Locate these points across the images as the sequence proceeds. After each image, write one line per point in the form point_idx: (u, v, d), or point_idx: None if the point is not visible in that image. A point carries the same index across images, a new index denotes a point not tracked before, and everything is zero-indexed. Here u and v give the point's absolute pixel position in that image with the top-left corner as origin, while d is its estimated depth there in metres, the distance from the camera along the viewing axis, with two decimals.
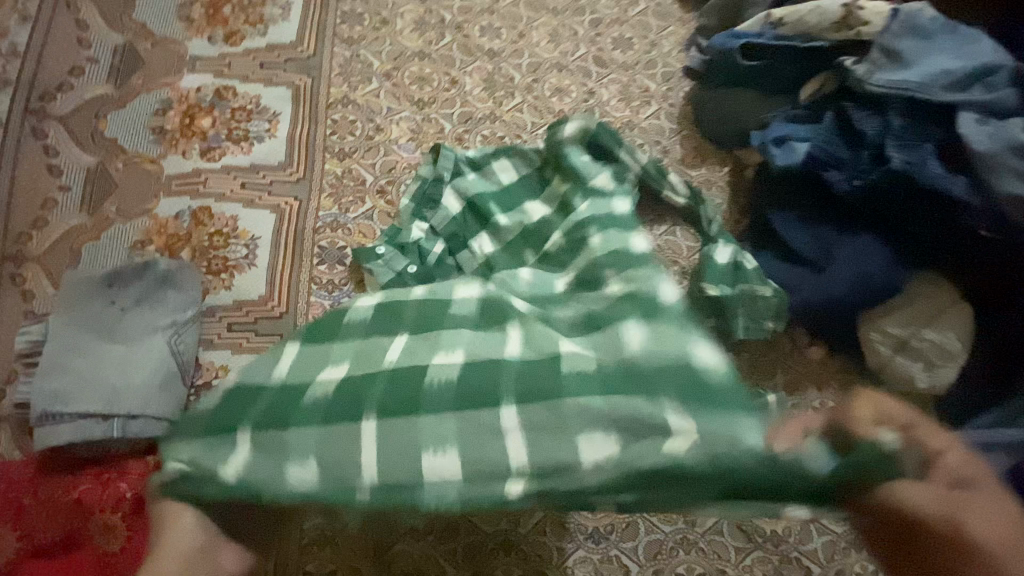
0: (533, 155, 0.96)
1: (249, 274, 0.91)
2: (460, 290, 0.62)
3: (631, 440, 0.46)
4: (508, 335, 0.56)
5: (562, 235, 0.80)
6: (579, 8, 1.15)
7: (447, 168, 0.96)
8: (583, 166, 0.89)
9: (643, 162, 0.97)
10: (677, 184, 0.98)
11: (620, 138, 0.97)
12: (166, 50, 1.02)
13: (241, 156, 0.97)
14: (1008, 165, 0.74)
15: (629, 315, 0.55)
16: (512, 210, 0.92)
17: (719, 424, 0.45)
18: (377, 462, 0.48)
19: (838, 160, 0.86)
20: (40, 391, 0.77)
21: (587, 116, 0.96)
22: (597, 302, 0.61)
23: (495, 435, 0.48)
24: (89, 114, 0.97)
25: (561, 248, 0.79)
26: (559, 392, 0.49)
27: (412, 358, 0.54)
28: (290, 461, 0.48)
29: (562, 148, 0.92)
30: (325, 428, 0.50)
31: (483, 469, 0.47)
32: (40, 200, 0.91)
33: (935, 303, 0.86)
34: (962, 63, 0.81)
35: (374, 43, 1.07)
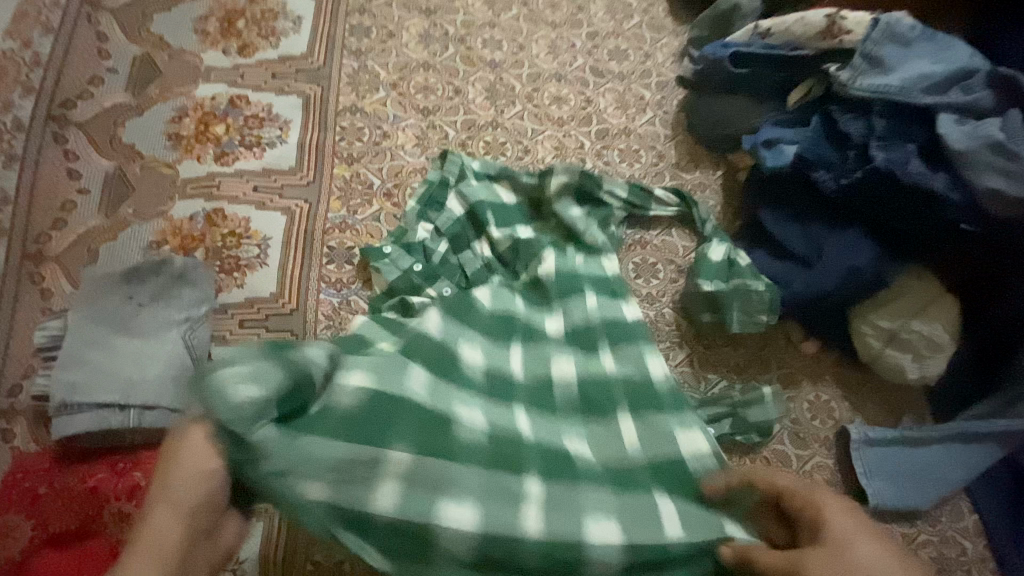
0: (527, 182, 1.01)
1: (261, 272, 0.94)
2: (469, 349, 0.76)
3: (631, 524, 0.62)
4: (519, 413, 0.72)
5: (558, 277, 0.88)
6: (576, 22, 1.21)
7: (453, 172, 1.01)
8: (576, 222, 0.96)
9: (624, 197, 1.02)
10: (665, 197, 1.03)
11: (602, 179, 1.01)
12: (182, 61, 1.07)
13: (254, 161, 1.01)
14: (986, 162, 0.79)
15: (618, 411, 0.76)
16: (506, 225, 0.96)
17: (697, 516, 0.64)
18: (403, 499, 0.57)
19: (826, 160, 0.89)
20: (59, 381, 0.79)
21: (570, 166, 1.00)
22: (582, 381, 0.78)
23: (524, 505, 0.61)
24: (108, 121, 1.01)
25: (548, 282, 0.87)
26: (577, 478, 0.66)
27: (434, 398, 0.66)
28: (311, 478, 0.55)
29: (553, 202, 0.98)
30: (350, 447, 0.57)
31: (500, 532, 0.58)
32: (60, 202, 0.95)
33: (922, 294, 0.89)
34: (940, 68, 0.86)
35: (381, 54, 1.12)
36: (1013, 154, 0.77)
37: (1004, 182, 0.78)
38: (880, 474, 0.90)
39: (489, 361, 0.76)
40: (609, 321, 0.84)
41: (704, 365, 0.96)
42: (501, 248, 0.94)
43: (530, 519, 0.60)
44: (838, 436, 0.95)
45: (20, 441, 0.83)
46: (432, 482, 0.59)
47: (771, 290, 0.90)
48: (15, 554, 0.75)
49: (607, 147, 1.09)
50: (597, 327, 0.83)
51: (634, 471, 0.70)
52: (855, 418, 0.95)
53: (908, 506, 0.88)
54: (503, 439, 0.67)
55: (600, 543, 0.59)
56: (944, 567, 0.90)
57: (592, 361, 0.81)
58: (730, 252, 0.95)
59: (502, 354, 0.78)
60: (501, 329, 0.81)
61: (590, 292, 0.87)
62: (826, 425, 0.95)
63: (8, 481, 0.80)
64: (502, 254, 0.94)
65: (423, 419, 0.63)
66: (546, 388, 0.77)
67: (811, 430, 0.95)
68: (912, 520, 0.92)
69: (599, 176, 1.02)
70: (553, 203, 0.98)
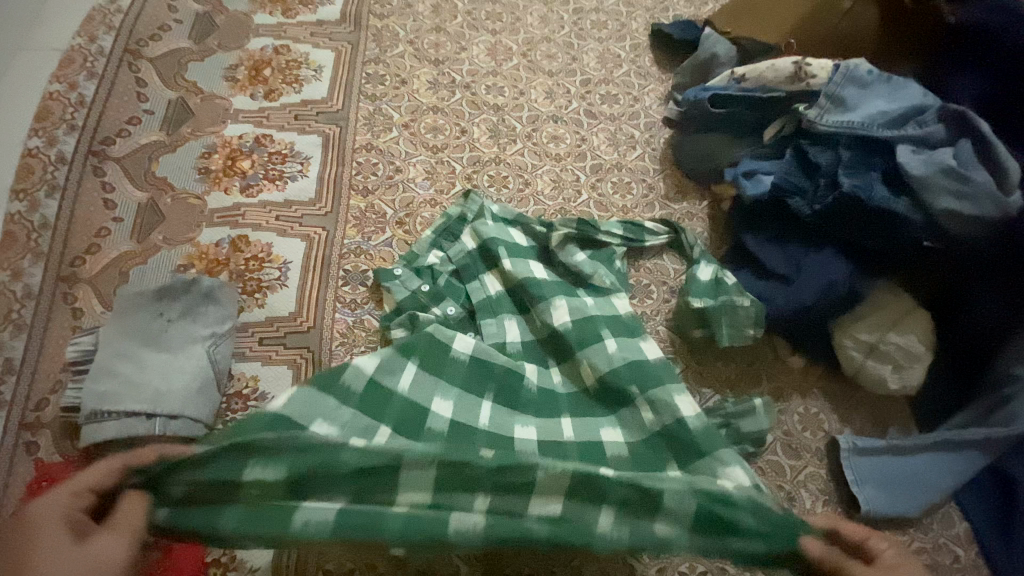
0: (536, 226, 1.09)
1: (281, 293, 1.01)
2: (519, 430, 0.85)
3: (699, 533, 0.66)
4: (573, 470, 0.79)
5: (574, 326, 0.94)
6: (570, 71, 1.33)
7: (472, 211, 1.09)
8: (584, 265, 1.03)
9: (621, 234, 1.10)
10: (655, 228, 1.11)
11: (597, 223, 1.09)
12: (213, 104, 1.17)
13: (276, 192, 1.09)
14: (941, 185, 0.88)
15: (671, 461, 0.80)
16: (518, 259, 1.02)
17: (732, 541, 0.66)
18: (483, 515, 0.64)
19: (800, 188, 0.99)
20: (90, 391, 0.84)
21: (566, 218, 1.09)
22: (636, 429, 0.85)
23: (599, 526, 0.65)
24: (144, 157, 1.10)
25: (569, 335, 0.93)
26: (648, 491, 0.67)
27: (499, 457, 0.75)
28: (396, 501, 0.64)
29: (564, 248, 1.05)
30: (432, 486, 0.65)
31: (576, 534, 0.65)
32: (96, 229, 1.02)
33: (896, 310, 0.96)
34: (896, 106, 0.97)
35: (395, 99, 1.23)
36: (964, 178, 0.87)
37: (959, 203, 0.87)
38: (870, 481, 0.94)
39: (540, 433, 0.85)
40: (634, 368, 0.88)
41: (699, 381, 1.01)
42: (513, 278, 1.00)
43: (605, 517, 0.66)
44: (829, 446, 0.99)
45: (44, 453, 0.86)
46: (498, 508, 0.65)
47: (756, 305, 0.96)
48: None
49: (601, 180, 1.19)
50: (626, 376, 0.87)
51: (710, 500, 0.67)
52: (844, 429, 1.00)
53: (900, 512, 0.91)
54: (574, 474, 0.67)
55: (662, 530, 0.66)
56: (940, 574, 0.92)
57: (634, 414, 0.86)
58: (716, 276, 1.02)
59: (543, 425, 0.86)
60: (539, 407, 0.88)
61: (608, 336, 0.92)
62: (817, 436, 1.00)
63: (32, 488, 0.83)
64: (517, 282, 1.00)
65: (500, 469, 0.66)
66: (589, 445, 0.83)
67: (802, 441, 0.99)
68: (906, 528, 0.95)
69: (592, 220, 1.10)
70: (558, 250, 1.05)
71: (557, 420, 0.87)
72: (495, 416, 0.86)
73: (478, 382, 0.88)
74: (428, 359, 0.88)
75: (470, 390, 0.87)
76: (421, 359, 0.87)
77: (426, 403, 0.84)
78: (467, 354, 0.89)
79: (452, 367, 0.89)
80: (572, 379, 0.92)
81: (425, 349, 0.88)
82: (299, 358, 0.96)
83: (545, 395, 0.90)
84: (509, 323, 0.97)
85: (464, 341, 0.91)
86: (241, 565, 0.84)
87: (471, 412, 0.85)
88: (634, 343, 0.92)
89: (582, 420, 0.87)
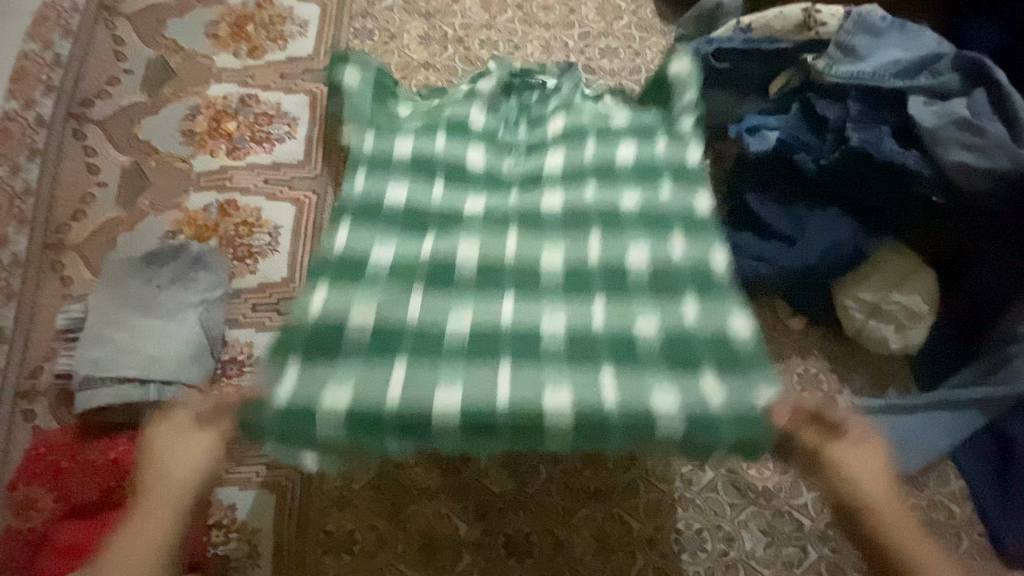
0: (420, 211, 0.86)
1: (272, 258, 0.99)
2: (548, 313, 0.74)
3: (673, 358, 0.71)
4: (591, 240, 0.80)
5: (610, 304, 0.75)
6: (568, 23, 1.26)
7: None
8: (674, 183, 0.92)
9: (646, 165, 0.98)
10: None
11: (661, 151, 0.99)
12: (194, 63, 1.14)
13: (263, 154, 1.06)
14: (953, 138, 0.86)
15: (651, 300, 0.76)
16: (628, 289, 0.76)
17: (617, 329, 0.73)
18: (507, 391, 0.67)
19: (805, 144, 0.95)
20: (82, 359, 0.85)
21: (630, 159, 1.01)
22: (640, 330, 0.73)
23: (594, 383, 0.68)
24: (125, 120, 1.07)
25: (587, 341, 0.72)
26: (578, 365, 0.70)
27: (526, 319, 0.74)
28: (543, 316, 0.74)
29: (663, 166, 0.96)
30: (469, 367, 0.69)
31: (576, 360, 0.71)
32: (80, 194, 1.01)
33: (900, 268, 0.95)
34: (910, 54, 0.92)
35: (384, 55, 1.18)
36: (978, 130, 0.85)
37: (971, 155, 0.85)
38: None
39: (568, 290, 0.76)
40: (582, 372, 0.69)
41: None
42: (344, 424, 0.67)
43: (596, 319, 0.74)
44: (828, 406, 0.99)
45: (41, 421, 0.87)
46: (578, 349, 0.72)
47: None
48: (40, 525, 0.80)
49: None
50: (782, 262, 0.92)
51: (596, 343, 0.71)
52: (844, 389, 0.99)
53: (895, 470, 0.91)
54: (584, 329, 0.73)
55: (614, 337, 0.72)
56: (933, 529, 0.92)
57: (623, 288, 0.76)
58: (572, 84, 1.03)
59: (521, 240, 0.81)
60: (570, 284, 0.77)
61: (604, 358, 0.70)
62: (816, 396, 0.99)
63: (31, 456, 0.84)
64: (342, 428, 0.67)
65: (522, 336, 0.72)
66: (587, 409, 0.66)
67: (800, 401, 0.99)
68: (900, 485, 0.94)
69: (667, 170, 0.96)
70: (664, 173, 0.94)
71: (587, 298, 0.76)
72: (609, 312, 0.74)
73: (328, 347, 0.71)
74: (377, 160, 0.85)
75: (486, 288, 0.76)
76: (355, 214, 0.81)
77: (452, 255, 0.79)
78: (411, 152, 0.86)
79: (355, 337, 0.71)
80: (654, 122, 0.91)
81: (370, 161, 0.85)
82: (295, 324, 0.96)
83: (577, 166, 0.87)
84: (607, 252, 0.79)
85: (365, 306, 0.72)
86: (243, 526, 0.86)
87: (375, 388, 0.67)
88: (590, 377, 0.69)
89: (552, 291, 0.76)
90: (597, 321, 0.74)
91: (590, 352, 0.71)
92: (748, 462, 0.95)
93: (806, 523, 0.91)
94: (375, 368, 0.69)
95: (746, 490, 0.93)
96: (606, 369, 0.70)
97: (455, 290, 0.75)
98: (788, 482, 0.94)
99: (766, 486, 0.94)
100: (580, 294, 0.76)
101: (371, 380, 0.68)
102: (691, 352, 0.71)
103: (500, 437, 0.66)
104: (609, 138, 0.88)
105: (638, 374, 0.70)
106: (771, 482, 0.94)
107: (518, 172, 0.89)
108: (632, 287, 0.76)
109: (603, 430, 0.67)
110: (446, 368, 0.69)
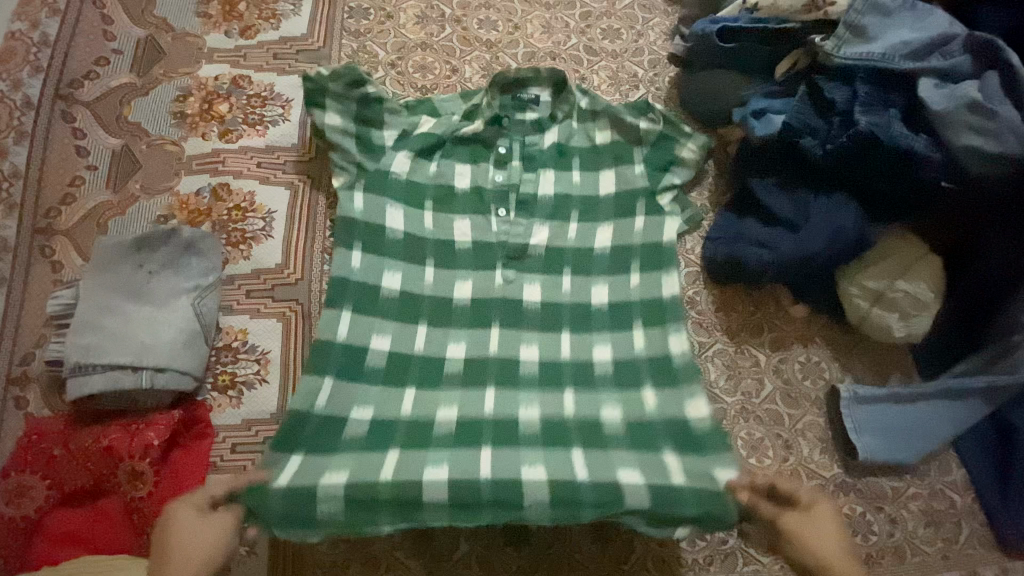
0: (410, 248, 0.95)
1: (266, 244, 0.98)
2: (524, 410, 0.86)
3: (633, 438, 0.84)
4: (562, 337, 0.92)
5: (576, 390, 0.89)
6: (569, 2, 1.23)
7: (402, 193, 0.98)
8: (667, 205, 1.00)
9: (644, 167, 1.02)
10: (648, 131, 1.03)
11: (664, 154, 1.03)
12: (185, 43, 1.11)
13: (256, 137, 1.04)
14: (963, 121, 0.83)
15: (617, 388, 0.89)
16: (596, 376, 0.89)
17: (585, 415, 0.86)
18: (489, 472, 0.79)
19: (812, 128, 0.92)
20: (72, 346, 0.83)
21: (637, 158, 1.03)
22: (604, 416, 0.86)
23: (567, 465, 0.81)
24: (115, 101, 1.05)
25: (559, 429, 0.85)
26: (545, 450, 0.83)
27: (503, 409, 0.86)
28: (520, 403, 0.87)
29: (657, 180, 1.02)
30: (454, 451, 0.82)
31: (549, 451, 0.82)
32: (69, 178, 0.99)
33: (906, 255, 0.93)
34: (919, 35, 0.90)
35: (380, 35, 1.15)
36: (990, 113, 0.82)
37: (980, 140, 0.82)
38: (870, 430, 0.92)
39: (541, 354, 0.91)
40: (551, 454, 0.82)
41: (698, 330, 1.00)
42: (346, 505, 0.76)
43: (566, 408, 0.87)
44: (829, 395, 0.97)
45: (33, 408, 0.86)
46: (550, 434, 0.84)
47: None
48: (33, 512, 0.80)
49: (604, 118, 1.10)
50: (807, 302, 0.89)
51: (566, 432, 0.85)
52: (845, 378, 0.98)
53: (896, 460, 0.90)
54: (554, 419, 0.86)
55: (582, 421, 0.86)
56: (933, 519, 0.91)
57: (592, 375, 0.90)
58: (565, 114, 1.05)
59: (504, 334, 0.92)
60: (545, 377, 0.89)
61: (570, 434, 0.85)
62: (817, 385, 0.98)
63: (22, 443, 0.84)
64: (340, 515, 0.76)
65: (497, 425, 0.85)
66: (563, 485, 0.77)
67: (802, 390, 0.98)
68: (901, 474, 0.94)
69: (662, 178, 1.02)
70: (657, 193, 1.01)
71: (559, 391, 0.89)
72: (578, 401, 0.88)
73: (330, 438, 0.83)
74: (371, 238, 0.95)
75: (470, 384, 0.88)
76: (356, 302, 0.91)
77: (442, 351, 0.90)
78: (403, 231, 0.96)
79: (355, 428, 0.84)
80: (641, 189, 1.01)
81: (364, 234, 0.94)
82: (290, 311, 0.94)
83: (559, 248, 0.97)
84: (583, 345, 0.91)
85: (364, 409, 0.85)
86: None
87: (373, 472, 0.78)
88: (563, 458, 0.81)
89: (528, 384, 0.89)
90: (568, 410, 0.87)
91: (551, 433, 0.84)
92: (749, 451, 0.94)
93: None
94: (374, 456, 0.82)
95: None
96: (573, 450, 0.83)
97: (444, 387, 0.87)
98: (788, 471, 0.93)
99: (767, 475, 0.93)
100: (550, 383, 0.89)
101: (367, 470, 0.80)
102: (649, 437, 0.84)
103: (483, 512, 0.76)
104: (596, 215, 1.00)
105: (603, 455, 0.82)
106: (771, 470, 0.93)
107: (504, 240, 0.97)
108: (596, 377, 0.89)
109: (568, 508, 0.77)
110: (434, 457, 0.81)
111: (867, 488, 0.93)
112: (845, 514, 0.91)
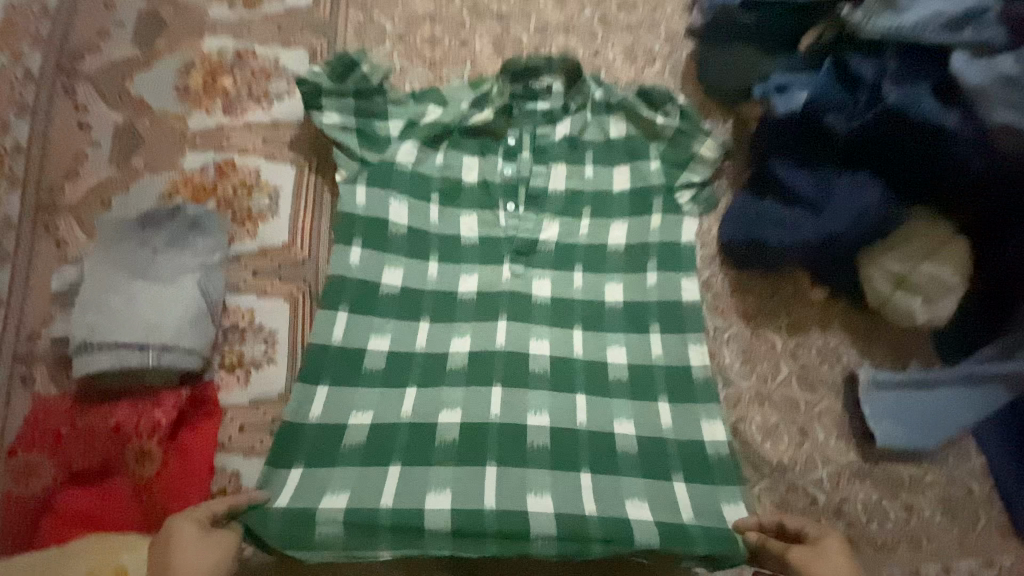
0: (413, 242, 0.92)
1: (272, 223, 0.96)
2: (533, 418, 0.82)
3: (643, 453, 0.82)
4: (574, 336, 0.89)
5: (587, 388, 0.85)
6: None
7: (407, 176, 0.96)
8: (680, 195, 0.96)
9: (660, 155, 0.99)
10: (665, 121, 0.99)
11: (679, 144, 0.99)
12: (188, 15, 1.08)
13: (261, 113, 1.01)
14: (999, 97, 0.79)
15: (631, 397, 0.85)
16: (609, 378, 0.86)
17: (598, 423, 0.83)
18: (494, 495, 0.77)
19: (837, 103, 0.89)
20: (79, 323, 0.83)
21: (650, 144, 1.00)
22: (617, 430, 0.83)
23: (576, 488, 0.78)
24: (117, 74, 1.02)
25: (568, 443, 0.81)
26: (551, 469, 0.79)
27: (511, 412, 0.82)
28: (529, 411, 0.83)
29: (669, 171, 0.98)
30: (459, 466, 0.79)
31: (557, 471, 0.80)
32: (72, 153, 0.97)
33: (932, 238, 0.90)
34: (952, 7, 0.84)
35: (387, 7, 1.11)
36: None
37: (1017, 116, 0.78)
38: (888, 416, 0.90)
39: (552, 348, 0.87)
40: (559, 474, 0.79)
41: (713, 314, 0.98)
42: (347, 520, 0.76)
43: (578, 419, 0.83)
44: (847, 380, 0.95)
45: (39, 385, 0.85)
46: (558, 443, 0.81)
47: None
48: (40, 490, 0.80)
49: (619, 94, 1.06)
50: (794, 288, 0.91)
51: (575, 440, 0.81)
52: (864, 362, 0.95)
53: (914, 447, 0.88)
54: (565, 429, 0.82)
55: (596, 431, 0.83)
56: (951, 508, 0.89)
57: (605, 380, 0.86)
58: (579, 103, 1.03)
59: (512, 326, 0.88)
60: (554, 377, 0.85)
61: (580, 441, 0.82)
62: (834, 370, 0.95)
63: (30, 421, 0.83)
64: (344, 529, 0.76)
65: (504, 432, 0.81)
66: (567, 518, 0.75)
67: (819, 375, 0.95)
68: (919, 461, 0.91)
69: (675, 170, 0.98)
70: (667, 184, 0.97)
71: (570, 393, 0.85)
72: (591, 409, 0.84)
73: (328, 451, 0.81)
74: (376, 230, 0.92)
75: (475, 379, 0.85)
76: (353, 299, 0.89)
77: (445, 346, 0.87)
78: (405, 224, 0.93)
79: (357, 433, 0.82)
80: (656, 185, 0.98)
81: (367, 227, 0.92)
82: (296, 293, 0.92)
83: (570, 243, 0.95)
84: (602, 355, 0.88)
85: (363, 414, 0.83)
86: None
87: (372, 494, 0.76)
88: (572, 479, 0.79)
89: (538, 379, 0.85)
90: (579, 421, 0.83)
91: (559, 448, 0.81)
92: (763, 437, 0.92)
93: (821, 498, 0.89)
94: (372, 468, 0.79)
95: (760, 465, 0.91)
96: (582, 468, 0.80)
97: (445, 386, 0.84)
98: (803, 458, 0.91)
99: (781, 461, 0.91)
100: (562, 387, 0.85)
101: (369, 484, 0.78)
102: (664, 457, 0.81)
103: (488, 540, 0.74)
104: (609, 210, 0.97)
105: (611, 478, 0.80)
106: (786, 457, 0.91)
107: (513, 234, 0.94)
108: (609, 385, 0.86)
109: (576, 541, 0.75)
110: (438, 474, 0.78)
111: (884, 476, 0.90)
112: (862, 502, 0.89)
